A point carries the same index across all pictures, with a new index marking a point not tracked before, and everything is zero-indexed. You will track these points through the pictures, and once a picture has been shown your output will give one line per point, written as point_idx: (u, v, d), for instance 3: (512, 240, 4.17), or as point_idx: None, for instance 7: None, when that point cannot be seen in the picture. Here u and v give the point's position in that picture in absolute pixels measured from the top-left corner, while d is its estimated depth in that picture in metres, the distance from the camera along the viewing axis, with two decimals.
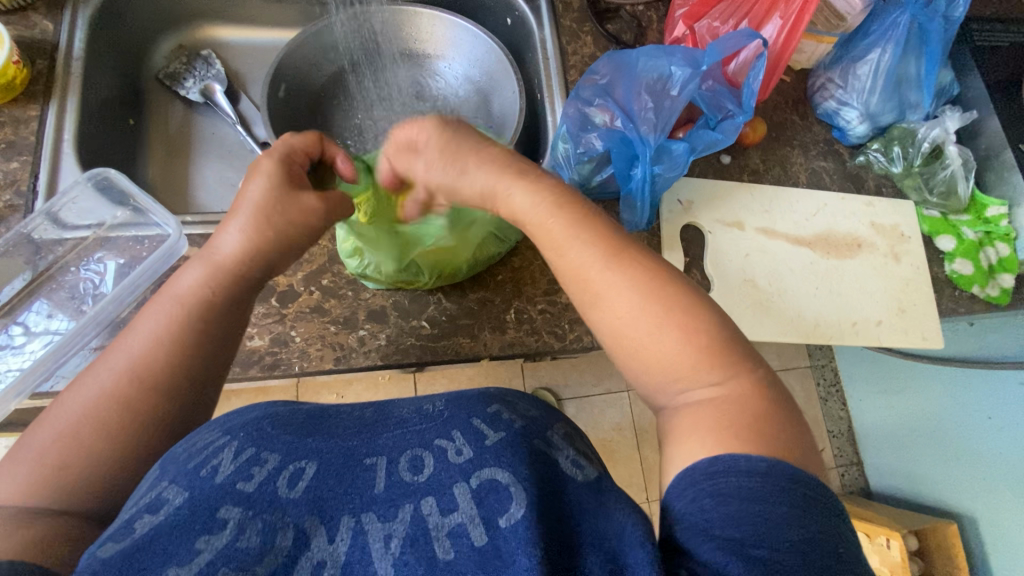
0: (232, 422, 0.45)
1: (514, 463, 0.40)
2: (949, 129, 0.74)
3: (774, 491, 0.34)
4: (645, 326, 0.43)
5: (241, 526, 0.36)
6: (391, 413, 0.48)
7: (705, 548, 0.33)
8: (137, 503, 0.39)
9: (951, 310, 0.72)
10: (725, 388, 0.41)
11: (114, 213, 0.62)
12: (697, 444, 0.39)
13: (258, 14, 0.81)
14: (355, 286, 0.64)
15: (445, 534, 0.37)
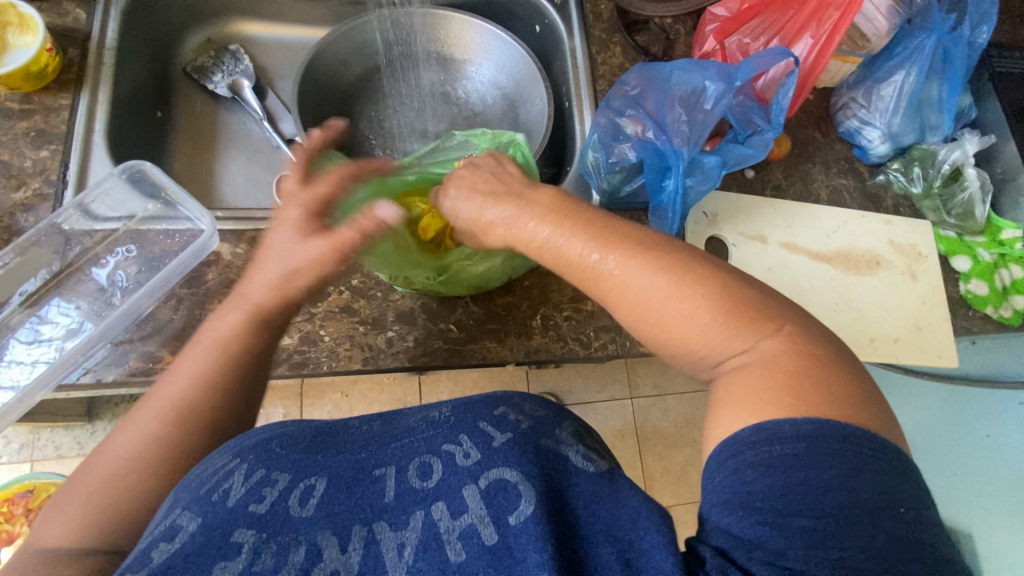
0: (242, 444, 0.45)
1: (519, 461, 0.41)
2: (969, 152, 0.76)
3: (822, 455, 0.34)
4: (658, 300, 0.43)
5: (257, 550, 0.37)
6: (397, 424, 0.49)
7: (738, 516, 0.34)
8: (152, 532, 0.39)
9: (965, 330, 0.74)
10: (754, 352, 0.40)
11: (146, 206, 0.62)
12: (738, 416, 0.38)
13: (288, 12, 0.81)
14: (384, 287, 0.64)
15: (456, 537, 0.38)
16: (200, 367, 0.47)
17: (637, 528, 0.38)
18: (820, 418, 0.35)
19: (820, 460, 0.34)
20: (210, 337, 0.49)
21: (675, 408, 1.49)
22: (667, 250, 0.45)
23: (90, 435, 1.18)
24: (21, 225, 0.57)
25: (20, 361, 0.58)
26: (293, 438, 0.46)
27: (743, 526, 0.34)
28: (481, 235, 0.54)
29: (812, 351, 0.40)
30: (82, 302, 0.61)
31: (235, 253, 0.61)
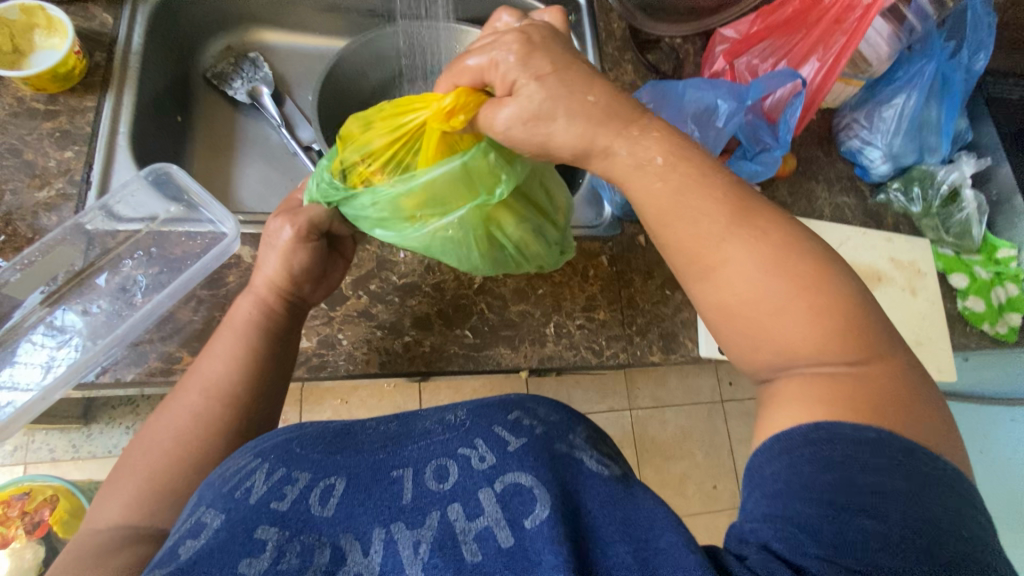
0: (263, 444, 0.47)
1: (534, 467, 0.42)
2: (966, 173, 0.79)
3: (886, 463, 0.35)
4: (789, 285, 0.41)
5: (281, 548, 0.38)
6: (414, 426, 0.48)
7: (789, 500, 0.35)
8: (180, 529, 0.41)
9: (962, 344, 0.76)
10: (859, 369, 0.39)
11: (167, 208, 0.63)
12: (809, 411, 0.38)
13: (310, 22, 0.83)
14: (401, 293, 0.65)
15: (472, 538, 0.39)
16: (230, 347, 0.53)
17: (654, 529, 0.39)
18: (886, 429, 0.37)
19: (884, 467, 0.35)
20: (230, 325, 0.55)
21: (674, 420, 1.50)
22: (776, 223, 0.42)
23: (86, 438, 1.17)
24: (43, 224, 0.58)
25: (38, 359, 0.58)
26: (313, 437, 0.47)
27: (787, 508, 0.35)
28: (550, 125, 0.45)
29: (825, 372, 0.39)
30: (103, 302, 0.61)
31: (255, 256, 0.62)
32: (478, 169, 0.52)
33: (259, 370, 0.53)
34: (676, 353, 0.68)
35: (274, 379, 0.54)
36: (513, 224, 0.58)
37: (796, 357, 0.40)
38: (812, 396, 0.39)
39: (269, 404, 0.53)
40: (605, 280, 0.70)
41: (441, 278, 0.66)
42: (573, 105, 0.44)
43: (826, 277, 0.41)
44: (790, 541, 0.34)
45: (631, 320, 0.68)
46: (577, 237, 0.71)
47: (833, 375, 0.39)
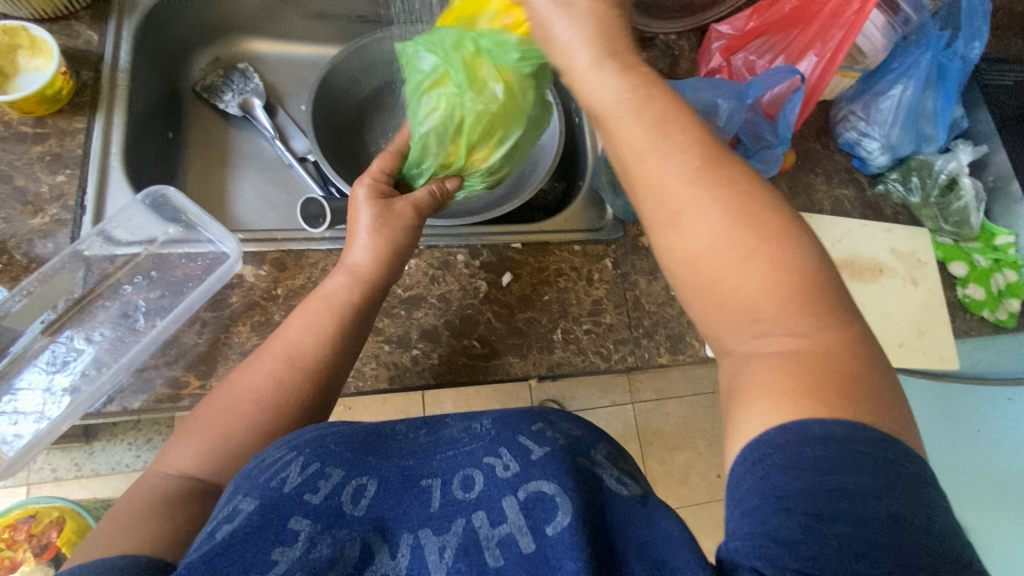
0: (297, 438, 0.47)
1: (558, 475, 0.41)
2: (963, 162, 0.79)
3: (856, 461, 0.32)
4: (754, 235, 0.40)
5: (313, 539, 0.39)
6: (440, 434, 0.50)
7: (762, 516, 0.33)
8: (217, 515, 0.41)
9: (963, 331, 0.77)
10: (818, 339, 0.38)
11: (166, 230, 0.63)
12: (778, 408, 0.36)
13: (299, 30, 0.82)
14: (408, 305, 0.64)
15: (496, 545, 0.39)
16: (318, 321, 0.54)
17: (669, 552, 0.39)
18: (844, 419, 0.34)
19: (852, 466, 0.32)
20: (321, 297, 0.56)
21: (676, 412, 1.51)
22: (775, 217, 0.41)
23: (89, 456, 1.16)
24: (39, 252, 0.56)
25: (43, 389, 0.58)
26: (347, 436, 0.48)
27: (766, 523, 0.32)
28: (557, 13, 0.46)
29: (793, 349, 0.38)
30: (106, 329, 0.61)
31: (257, 275, 0.61)
32: (464, 33, 0.56)
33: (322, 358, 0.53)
34: (684, 353, 0.68)
35: (355, 338, 0.56)
36: (433, 107, 0.57)
37: (765, 324, 0.39)
38: (817, 392, 0.36)
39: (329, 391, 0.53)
40: (611, 283, 0.69)
41: (447, 289, 0.66)
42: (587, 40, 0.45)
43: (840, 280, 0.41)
44: (770, 558, 0.31)
45: (638, 323, 0.68)
46: (581, 241, 0.71)
47: (810, 356, 0.37)
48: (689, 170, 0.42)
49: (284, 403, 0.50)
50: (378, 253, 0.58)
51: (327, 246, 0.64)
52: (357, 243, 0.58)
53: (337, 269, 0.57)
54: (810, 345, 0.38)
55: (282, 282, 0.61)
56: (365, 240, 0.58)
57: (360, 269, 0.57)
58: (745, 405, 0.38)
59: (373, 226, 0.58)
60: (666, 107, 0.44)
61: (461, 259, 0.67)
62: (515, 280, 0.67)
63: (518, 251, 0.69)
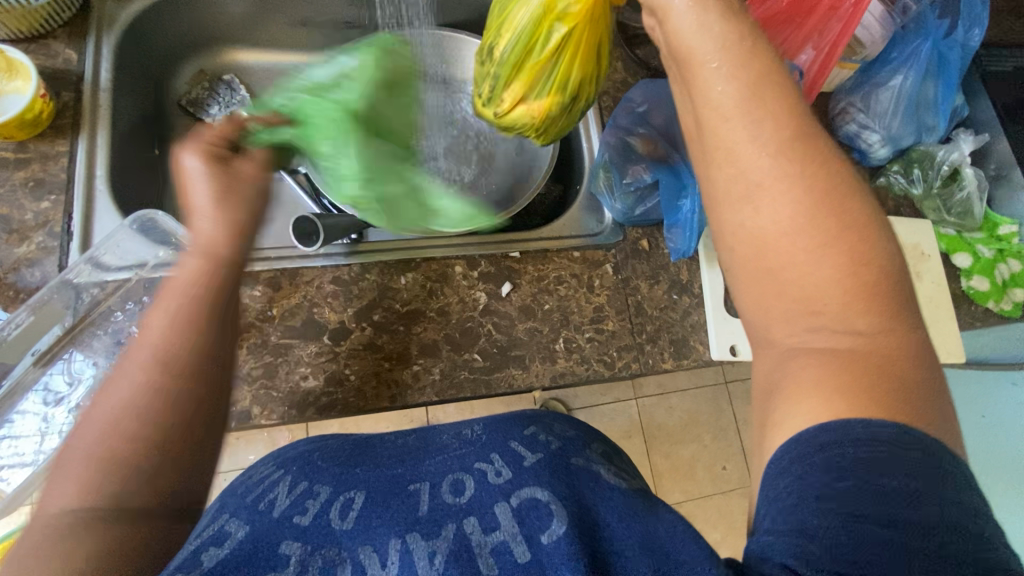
0: (285, 458, 0.55)
1: (543, 482, 0.47)
2: (965, 152, 0.78)
3: (902, 464, 0.31)
4: (834, 224, 0.37)
5: (303, 563, 0.41)
6: (432, 440, 0.58)
7: (801, 514, 0.31)
8: (200, 535, 0.43)
9: (969, 324, 0.76)
10: (858, 347, 0.36)
11: (156, 254, 0.61)
12: (829, 403, 0.34)
13: (284, 38, 0.80)
14: (407, 320, 0.62)
15: (489, 551, 0.42)
16: (179, 306, 0.45)
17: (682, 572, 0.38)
18: (893, 419, 0.33)
19: (894, 468, 0.31)
20: (173, 288, 0.46)
21: (680, 406, 1.51)
22: (860, 208, 0.38)
23: None
24: (27, 282, 0.54)
25: (40, 418, 0.58)
26: (332, 452, 0.55)
27: (803, 521, 0.31)
28: None
29: (840, 347, 0.36)
30: (100, 357, 0.60)
31: (252, 296, 0.60)
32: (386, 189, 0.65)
33: (204, 352, 0.45)
34: (688, 358, 0.67)
35: (223, 334, 0.47)
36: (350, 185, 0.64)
37: (821, 322, 0.37)
38: (853, 407, 0.33)
39: (215, 395, 0.45)
40: (612, 289, 0.68)
41: (445, 301, 0.64)
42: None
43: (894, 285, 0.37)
44: (805, 557, 0.30)
45: (641, 328, 0.67)
46: (579, 247, 0.70)
47: (862, 355, 0.35)
48: (775, 143, 0.38)
49: (184, 411, 0.42)
50: (228, 225, 0.49)
51: (321, 262, 0.63)
52: (196, 217, 0.50)
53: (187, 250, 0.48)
54: (874, 346, 0.35)
55: (277, 302, 0.60)
56: (209, 215, 0.49)
57: (211, 246, 0.48)
58: (788, 397, 0.36)
59: (214, 195, 0.50)
60: (763, 71, 0.40)
61: (459, 270, 0.66)
62: (514, 291, 0.66)
63: (517, 260, 0.68)
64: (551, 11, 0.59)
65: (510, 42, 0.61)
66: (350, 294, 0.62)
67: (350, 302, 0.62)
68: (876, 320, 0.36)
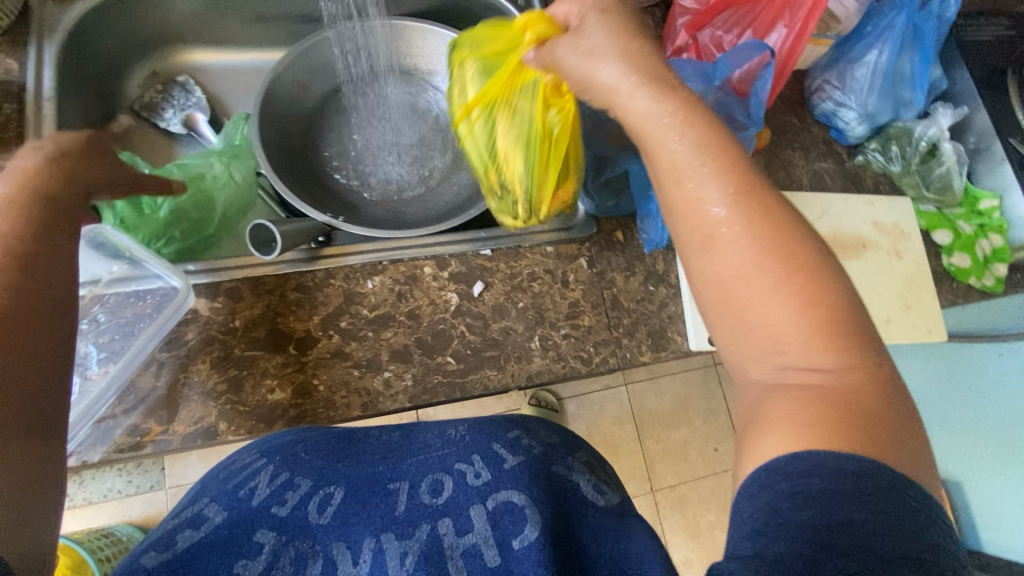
0: (270, 444, 0.51)
1: (525, 487, 0.46)
2: (944, 126, 0.76)
3: (867, 494, 0.30)
4: (786, 265, 0.36)
5: (276, 551, 0.43)
6: (415, 439, 0.56)
7: (765, 538, 0.29)
8: (180, 516, 0.46)
9: (950, 301, 0.76)
10: (840, 380, 0.34)
11: (110, 269, 0.59)
12: (788, 438, 0.33)
13: (238, 35, 0.77)
14: (375, 326, 0.61)
15: (460, 554, 0.43)
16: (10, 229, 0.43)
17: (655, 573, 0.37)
18: (870, 456, 0.31)
19: (859, 500, 0.29)
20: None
21: (670, 390, 1.51)
22: (811, 245, 0.37)
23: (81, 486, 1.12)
24: None
25: None
26: (317, 443, 0.51)
27: (761, 547, 0.29)
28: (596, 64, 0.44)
29: (813, 384, 0.34)
30: None
31: (213, 308, 0.58)
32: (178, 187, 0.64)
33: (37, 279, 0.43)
34: (666, 349, 0.66)
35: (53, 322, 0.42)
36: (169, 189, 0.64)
37: (782, 352, 0.36)
38: (822, 420, 0.33)
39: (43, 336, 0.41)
40: (587, 283, 0.67)
41: (415, 304, 0.62)
42: (619, 56, 0.43)
43: (847, 302, 0.36)
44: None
45: (617, 322, 0.66)
46: (553, 242, 0.68)
47: (826, 392, 0.34)
48: (725, 189, 0.38)
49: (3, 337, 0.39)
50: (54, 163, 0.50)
51: (284, 269, 0.61)
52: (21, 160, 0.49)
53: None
54: (840, 383, 0.34)
55: (239, 313, 0.58)
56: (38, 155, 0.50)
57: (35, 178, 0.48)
58: (764, 428, 0.34)
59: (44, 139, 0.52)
60: (703, 124, 0.40)
61: (429, 271, 0.64)
62: (486, 291, 0.64)
63: (488, 258, 0.66)
64: (550, 133, 0.59)
65: (524, 172, 0.60)
66: (317, 300, 0.60)
67: (316, 309, 0.60)
68: (839, 353, 0.35)
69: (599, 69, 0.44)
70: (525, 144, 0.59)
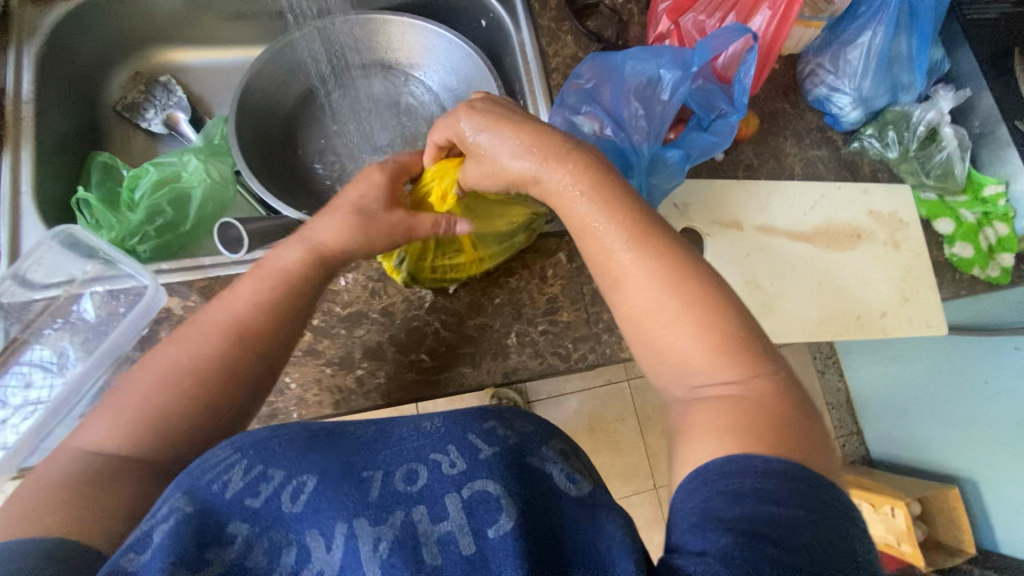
0: (244, 438, 0.43)
1: (504, 476, 0.39)
2: (944, 110, 0.73)
3: (787, 491, 0.32)
4: (680, 298, 0.41)
5: (250, 544, 0.36)
6: (391, 431, 0.47)
7: (704, 532, 0.31)
8: (157, 513, 0.38)
9: (952, 294, 0.72)
10: (742, 387, 0.38)
11: (85, 268, 0.59)
12: (707, 446, 0.36)
13: (218, 33, 0.77)
14: (348, 323, 0.60)
15: (434, 542, 0.36)
16: (256, 291, 0.50)
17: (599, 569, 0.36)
18: (785, 459, 0.34)
19: (783, 496, 0.31)
20: (262, 271, 0.51)
21: None
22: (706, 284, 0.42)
23: None
24: None
25: None
26: (289, 437, 0.43)
27: (703, 542, 0.31)
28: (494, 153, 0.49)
29: (726, 395, 0.38)
30: (34, 375, 0.57)
31: (186, 306, 0.58)
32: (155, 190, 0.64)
33: (258, 339, 0.49)
34: None
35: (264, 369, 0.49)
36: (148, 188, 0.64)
37: (694, 372, 0.40)
38: (747, 427, 0.36)
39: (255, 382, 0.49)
40: (566, 278, 0.65)
41: (389, 301, 0.62)
42: (516, 137, 0.48)
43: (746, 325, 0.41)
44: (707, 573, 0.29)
45: (597, 317, 0.64)
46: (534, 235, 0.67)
47: (742, 401, 0.38)
48: (626, 235, 0.43)
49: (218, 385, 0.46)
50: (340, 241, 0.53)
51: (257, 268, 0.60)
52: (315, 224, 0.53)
53: (295, 239, 0.52)
54: (751, 392, 0.38)
55: None
56: (334, 218, 0.53)
57: (320, 249, 0.53)
58: (692, 437, 0.37)
59: (358, 214, 0.54)
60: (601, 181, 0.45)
61: None
62: (462, 286, 0.63)
63: None
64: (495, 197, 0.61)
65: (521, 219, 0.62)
66: None
67: None
68: (743, 365, 0.39)
69: (513, 162, 0.48)
70: (503, 216, 0.62)
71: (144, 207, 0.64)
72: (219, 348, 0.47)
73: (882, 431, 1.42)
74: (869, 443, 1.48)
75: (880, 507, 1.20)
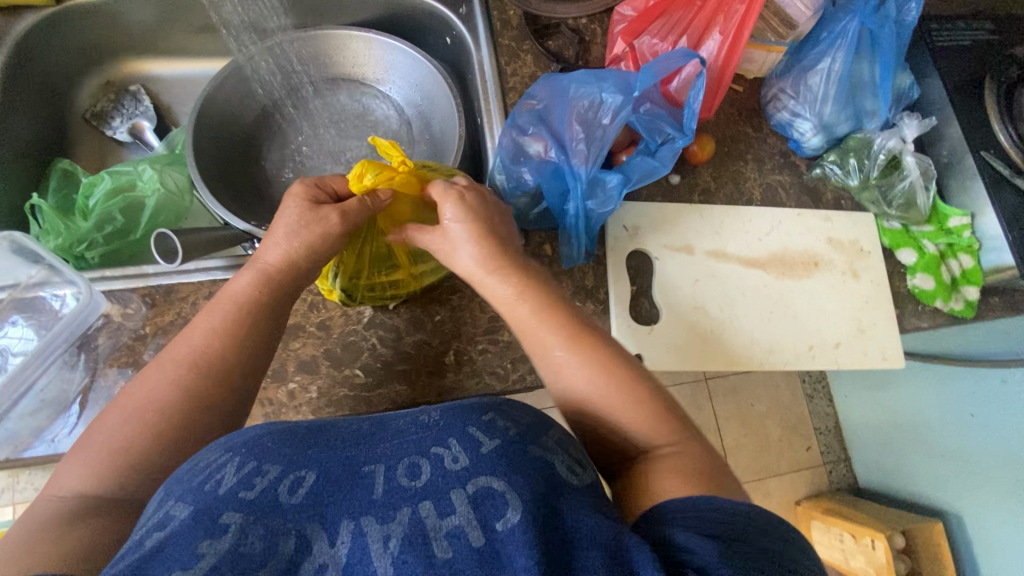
0: (235, 439, 0.40)
1: (510, 470, 0.35)
2: (906, 138, 0.71)
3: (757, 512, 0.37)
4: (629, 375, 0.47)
5: (245, 532, 0.32)
6: (389, 424, 0.42)
7: (695, 533, 0.34)
8: (146, 523, 0.35)
9: (914, 326, 0.70)
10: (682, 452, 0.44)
11: (30, 272, 0.60)
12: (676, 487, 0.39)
13: (187, 45, 0.79)
14: (286, 335, 0.61)
15: (444, 535, 0.32)
16: (212, 320, 0.51)
17: None
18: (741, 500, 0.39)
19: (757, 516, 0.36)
20: (224, 299, 0.52)
21: None
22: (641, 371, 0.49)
23: None
24: None
25: None
26: (285, 432, 0.41)
27: (697, 543, 0.34)
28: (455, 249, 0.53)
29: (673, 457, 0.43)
30: None
31: (126, 313, 0.58)
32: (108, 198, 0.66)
33: (232, 358, 0.49)
34: None
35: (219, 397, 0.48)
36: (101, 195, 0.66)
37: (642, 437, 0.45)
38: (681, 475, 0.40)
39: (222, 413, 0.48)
40: None
41: (327, 315, 0.62)
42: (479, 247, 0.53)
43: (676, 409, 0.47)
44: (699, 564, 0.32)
45: None
46: None
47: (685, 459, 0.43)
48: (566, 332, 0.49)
49: (178, 411, 0.45)
50: (292, 258, 0.54)
51: (200, 277, 0.60)
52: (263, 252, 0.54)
53: (248, 266, 0.54)
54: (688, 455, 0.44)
55: (151, 320, 0.58)
56: (282, 240, 0.54)
57: (270, 269, 0.54)
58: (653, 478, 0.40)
59: (294, 228, 0.54)
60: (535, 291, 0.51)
61: None
62: (403, 304, 0.64)
63: None
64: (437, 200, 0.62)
65: None
66: None
67: None
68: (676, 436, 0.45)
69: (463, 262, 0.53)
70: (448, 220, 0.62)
71: (96, 214, 0.65)
72: (178, 384, 0.47)
73: (869, 459, 1.38)
74: (857, 471, 1.44)
75: (860, 539, 1.17)
